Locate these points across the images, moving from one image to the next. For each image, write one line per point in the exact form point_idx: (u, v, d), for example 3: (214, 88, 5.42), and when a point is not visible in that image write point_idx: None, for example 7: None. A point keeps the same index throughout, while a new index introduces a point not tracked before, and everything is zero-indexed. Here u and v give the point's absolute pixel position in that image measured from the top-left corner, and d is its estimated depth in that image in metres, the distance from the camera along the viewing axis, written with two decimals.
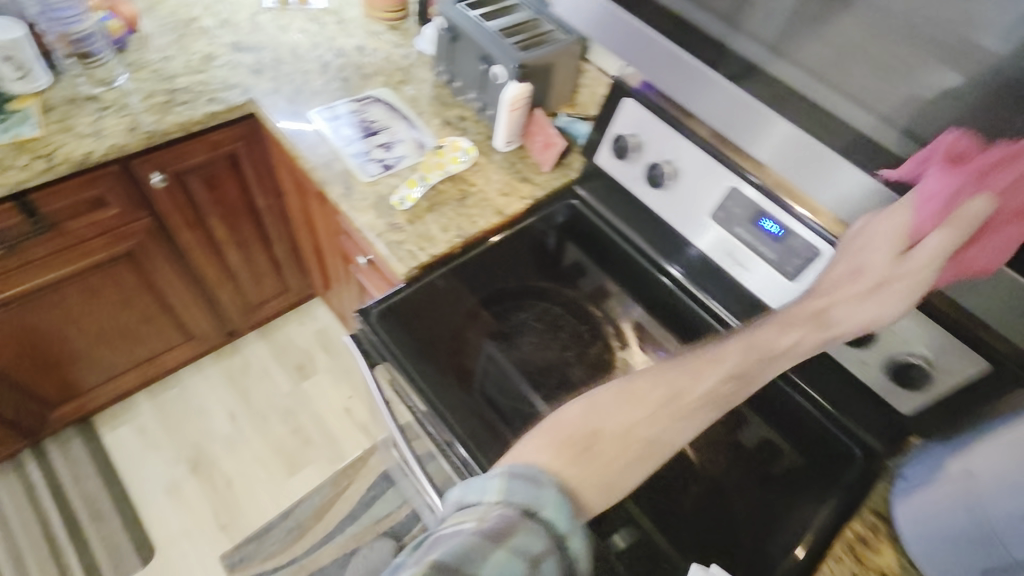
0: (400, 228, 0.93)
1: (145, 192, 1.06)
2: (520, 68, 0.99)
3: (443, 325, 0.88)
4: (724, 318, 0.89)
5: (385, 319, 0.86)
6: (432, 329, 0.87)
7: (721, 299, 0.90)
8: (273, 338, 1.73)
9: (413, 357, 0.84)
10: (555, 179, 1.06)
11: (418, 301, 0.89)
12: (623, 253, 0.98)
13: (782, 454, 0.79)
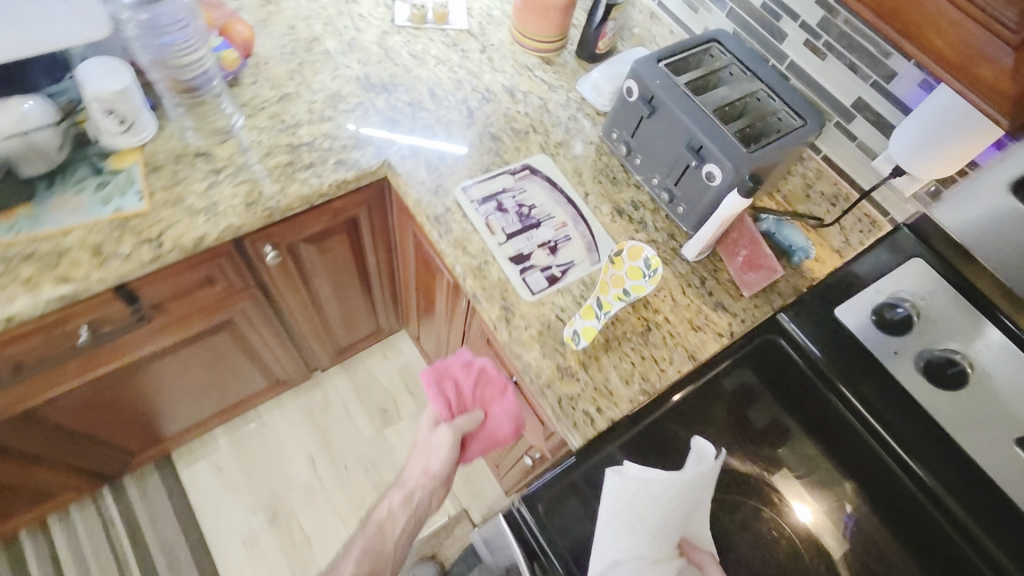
0: (574, 377, 0.74)
1: (255, 267, 0.90)
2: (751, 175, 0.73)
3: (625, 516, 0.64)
4: (963, 494, 0.62)
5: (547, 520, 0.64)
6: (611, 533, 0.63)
7: (1022, 557, 0.59)
8: (356, 371, 1.61)
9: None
10: (755, 309, 0.85)
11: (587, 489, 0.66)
12: (828, 403, 0.69)
13: None
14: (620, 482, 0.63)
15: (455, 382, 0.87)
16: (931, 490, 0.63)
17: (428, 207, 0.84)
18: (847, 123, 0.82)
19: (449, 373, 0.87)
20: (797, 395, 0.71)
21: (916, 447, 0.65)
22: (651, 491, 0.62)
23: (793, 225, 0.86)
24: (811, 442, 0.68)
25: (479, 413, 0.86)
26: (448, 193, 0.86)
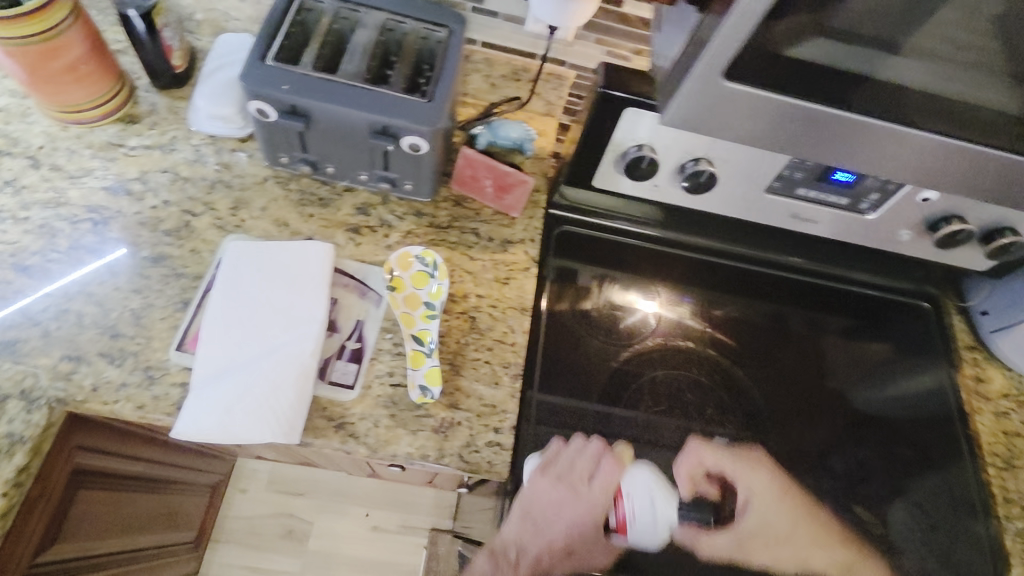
0: (457, 425, 0.68)
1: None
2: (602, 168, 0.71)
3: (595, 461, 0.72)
4: (678, 240, 0.90)
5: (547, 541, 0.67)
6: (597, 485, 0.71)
7: (767, 247, 0.91)
8: (229, 531, 1.35)
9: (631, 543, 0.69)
10: (532, 219, 0.83)
11: None
12: (631, 248, 0.88)
13: (808, 322, 0.92)
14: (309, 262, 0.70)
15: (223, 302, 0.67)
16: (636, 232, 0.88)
17: (158, 405, 0.62)
18: (484, 3, 0.77)
19: (209, 324, 0.65)
20: (605, 255, 0.87)
21: (687, 233, 0.89)
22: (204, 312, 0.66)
23: (501, 122, 0.83)
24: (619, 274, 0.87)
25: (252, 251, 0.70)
26: (166, 368, 0.64)
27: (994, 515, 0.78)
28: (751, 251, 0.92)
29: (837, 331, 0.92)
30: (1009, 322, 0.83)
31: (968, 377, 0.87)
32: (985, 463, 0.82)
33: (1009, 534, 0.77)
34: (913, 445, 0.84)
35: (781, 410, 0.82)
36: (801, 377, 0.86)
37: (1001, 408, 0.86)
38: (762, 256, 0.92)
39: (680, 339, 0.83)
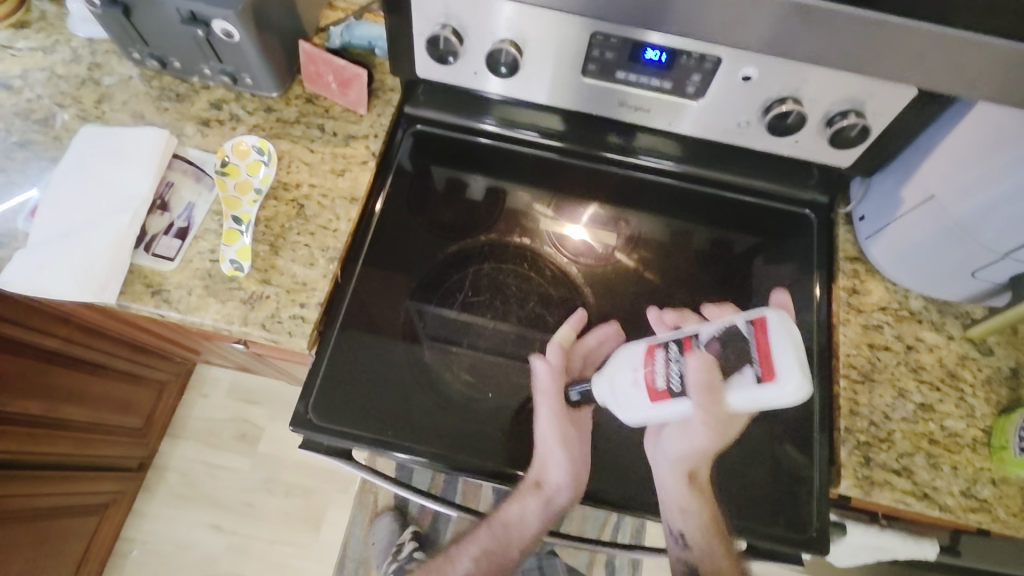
0: (265, 298, 0.72)
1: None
2: (511, 65, 0.70)
3: (408, 344, 0.76)
4: (545, 143, 0.88)
5: (340, 413, 0.71)
6: (406, 365, 0.75)
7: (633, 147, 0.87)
8: (190, 429, 1.50)
9: (428, 432, 0.71)
10: (380, 116, 0.85)
11: (359, 359, 0.74)
12: (488, 149, 0.88)
13: (676, 237, 0.88)
14: (147, 144, 0.76)
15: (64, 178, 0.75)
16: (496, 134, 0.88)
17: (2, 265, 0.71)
18: None
19: (48, 196, 0.73)
20: (456, 156, 0.88)
21: (547, 135, 0.87)
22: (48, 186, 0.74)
23: (361, 22, 0.84)
24: (475, 176, 0.88)
25: (99, 136, 0.77)
26: (16, 234, 0.73)
27: (833, 430, 0.74)
28: (623, 153, 0.88)
29: (709, 240, 0.88)
30: (881, 226, 0.76)
31: (841, 290, 0.81)
32: (838, 375, 0.77)
33: (845, 447, 0.73)
34: None
35: (617, 313, 0.80)
36: (654, 284, 0.84)
37: (873, 321, 0.80)
38: (641, 158, 0.88)
39: (516, 236, 0.84)
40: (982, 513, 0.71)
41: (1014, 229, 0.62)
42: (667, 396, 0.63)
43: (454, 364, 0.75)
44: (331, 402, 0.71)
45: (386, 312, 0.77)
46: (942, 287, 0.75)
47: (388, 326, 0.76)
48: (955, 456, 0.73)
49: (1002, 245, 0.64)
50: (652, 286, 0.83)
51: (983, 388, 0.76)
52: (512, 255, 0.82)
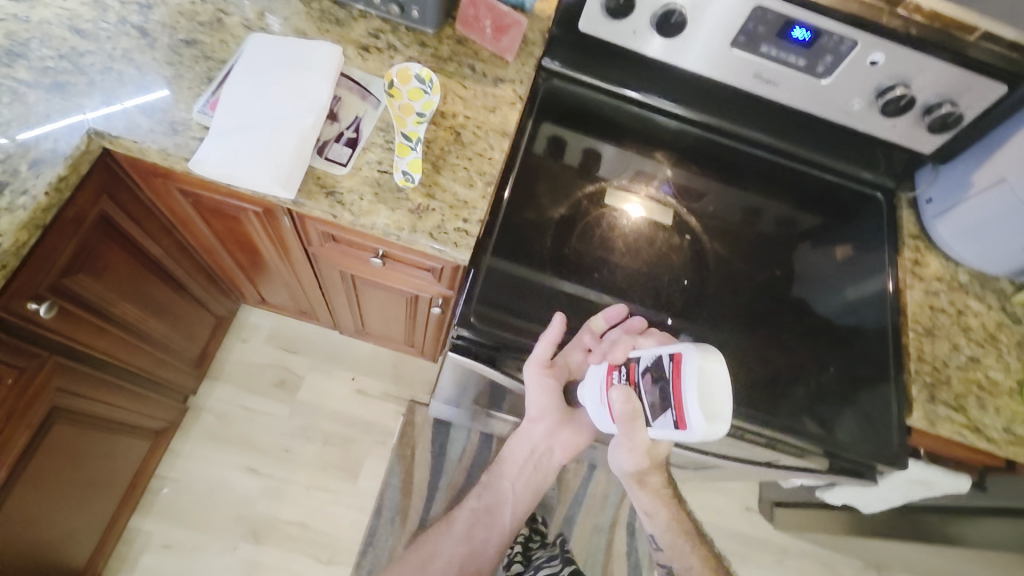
0: (430, 211, 0.78)
1: (24, 330, 0.78)
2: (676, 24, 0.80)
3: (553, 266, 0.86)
4: (663, 111, 0.98)
5: (498, 321, 0.80)
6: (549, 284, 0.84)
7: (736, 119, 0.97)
8: (226, 372, 1.49)
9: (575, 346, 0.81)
10: (524, 65, 0.92)
11: (514, 276, 0.83)
12: (610, 110, 0.98)
13: (764, 208, 1.01)
14: (321, 56, 0.80)
15: (238, 78, 0.77)
16: (620, 96, 0.97)
17: (178, 152, 0.74)
18: None
19: (229, 92, 0.76)
20: (582, 113, 0.98)
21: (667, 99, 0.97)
22: (227, 84, 0.76)
23: None
24: (599, 133, 0.98)
25: (271, 43, 0.80)
26: (189, 124, 0.75)
27: (906, 370, 0.87)
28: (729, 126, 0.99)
29: (791, 212, 1.02)
30: (948, 206, 0.91)
31: (907, 260, 0.95)
32: (907, 329, 0.90)
33: (916, 384, 0.86)
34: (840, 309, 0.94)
35: (713, 268, 0.94)
36: (744, 245, 0.97)
37: (932, 288, 0.94)
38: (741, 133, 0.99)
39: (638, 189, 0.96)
40: (1018, 445, 0.85)
41: None
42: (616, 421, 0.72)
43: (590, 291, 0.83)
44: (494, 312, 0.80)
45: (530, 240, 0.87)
46: (993, 262, 0.91)
47: (537, 252, 0.87)
48: (997, 400, 0.88)
49: None
50: (743, 247, 0.97)
51: (1016, 349, 0.92)
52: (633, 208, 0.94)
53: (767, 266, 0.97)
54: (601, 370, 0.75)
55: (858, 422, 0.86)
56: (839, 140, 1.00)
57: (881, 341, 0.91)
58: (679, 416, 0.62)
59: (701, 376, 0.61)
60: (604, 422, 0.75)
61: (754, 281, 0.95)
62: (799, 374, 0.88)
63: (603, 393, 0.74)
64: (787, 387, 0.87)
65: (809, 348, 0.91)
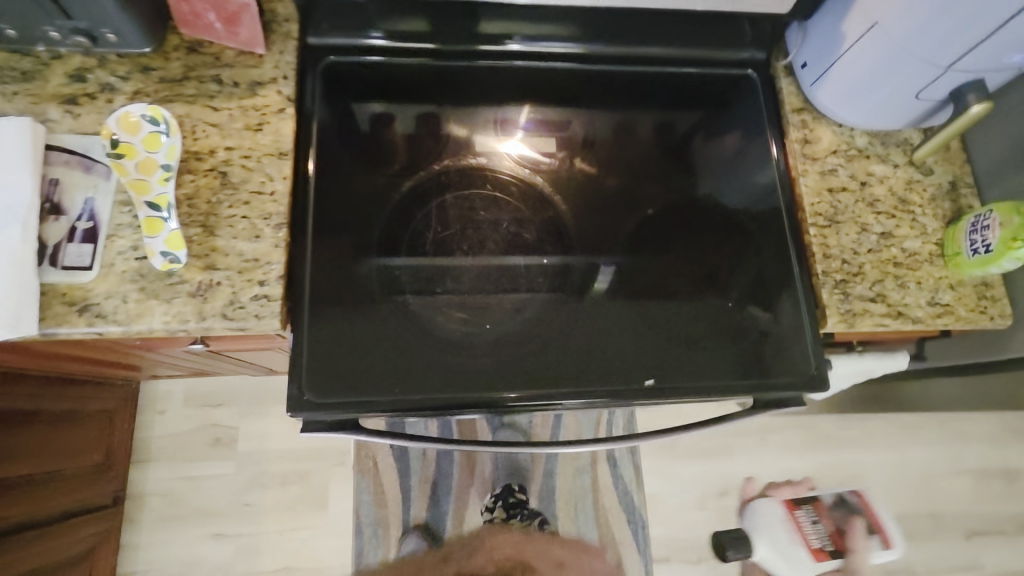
0: (216, 286, 0.64)
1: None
2: None
3: (389, 290, 0.71)
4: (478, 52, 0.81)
5: (334, 384, 0.66)
6: (386, 317, 0.69)
7: (553, 35, 0.80)
8: (156, 450, 1.39)
9: (438, 381, 0.67)
10: (283, 54, 0.73)
11: (342, 323, 0.68)
12: (417, 70, 0.80)
13: (629, 123, 0.86)
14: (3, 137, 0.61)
15: None
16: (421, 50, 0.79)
17: None
18: None
19: None
20: (381, 85, 0.80)
21: (472, 40, 0.80)
22: None
23: None
24: (411, 102, 0.80)
25: None
26: None
27: (812, 274, 0.78)
28: (560, 46, 0.82)
29: (660, 123, 0.87)
30: (825, 67, 0.76)
31: (794, 142, 0.82)
32: (807, 225, 0.80)
33: (826, 288, 0.77)
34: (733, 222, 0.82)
35: (586, 232, 0.78)
36: (616, 180, 0.82)
37: (828, 166, 0.82)
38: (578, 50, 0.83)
39: (469, 157, 0.78)
40: (947, 316, 0.77)
41: (949, 43, 0.63)
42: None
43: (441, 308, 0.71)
44: (325, 375, 0.66)
45: (355, 263, 0.71)
46: (889, 117, 0.78)
47: (361, 285, 0.70)
48: (918, 273, 0.79)
49: (941, 60, 0.66)
50: (614, 184, 0.82)
51: (930, 206, 0.82)
52: (470, 183, 0.77)
53: (640, 193, 0.82)
54: None
55: (774, 345, 0.76)
56: (689, 20, 0.83)
57: (784, 246, 0.80)
58: None
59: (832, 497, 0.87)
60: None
61: (627, 225, 0.80)
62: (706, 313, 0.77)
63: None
64: (696, 337, 0.75)
65: (704, 284, 0.79)
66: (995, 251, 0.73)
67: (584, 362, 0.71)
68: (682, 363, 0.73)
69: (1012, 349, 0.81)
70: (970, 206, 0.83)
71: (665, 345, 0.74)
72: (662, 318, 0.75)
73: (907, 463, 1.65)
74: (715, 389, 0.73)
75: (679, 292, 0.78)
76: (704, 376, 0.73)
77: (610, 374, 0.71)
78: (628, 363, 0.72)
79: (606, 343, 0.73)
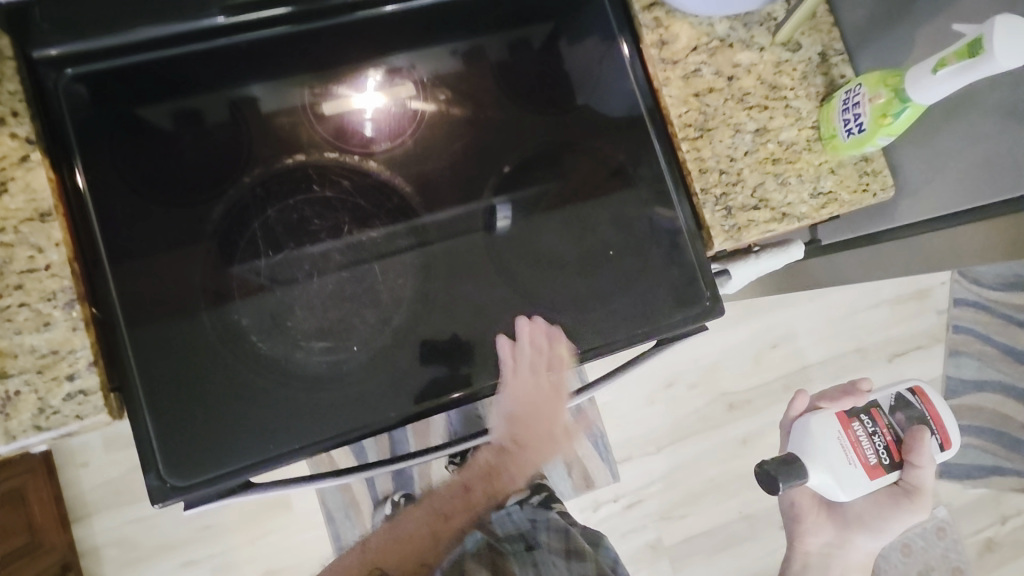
0: (17, 395, 0.54)
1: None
2: None
3: (233, 337, 0.62)
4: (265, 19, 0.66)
5: (202, 458, 0.59)
6: (239, 368, 0.61)
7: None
8: (94, 504, 1.33)
9: (316, 419, 0.62)
10: (2, 84, 0.58)
11: (188, 390, 0.60)
12: (193, 59, 0.65)
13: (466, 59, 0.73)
14: None
15: None
16: (190, 34, 0.64)
17: None
18: None
19: None
20: (146, 87, 0.64)
21: (240, 8, 0.65)
22: None
23: None
24: (198, 98, 0.66)
25: None
26: None
27: (689, 194, 0.73)
28: None
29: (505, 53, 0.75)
30: None
31: (651, 47, 0.73)
32: (679, 142, 0.73)
33: (708, 207, 0.72)
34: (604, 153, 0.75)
35: (443, 210, 0.69)
36: (465, 136, 0.72)
37: (691, 66, 0.74)
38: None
39: (286, 155, 0.66)
40: (831, 204, 0.75)
41: None
42: (880, 466, 0.90)
43: (301, 340, 0.63)
44: (187, 452, 0.59)
45: (184, 315, 0.61)
46: (739, 2, 0.68)
47: (197, 342, 0.61)
48: (797, 165, 0.75)
49: None
50: (465, 143, 0.72)
51: (803, 86, 0.75)
52: (297, 185, 0.66)
53: (495, 143, 0.73)
54: (836, 422, 0.88)
55: (666, 279, 0.72)
56: None
57: (660, 169, 0.74)
58: (944, 438, 0.91)
59: (941, 401, 0.93)
60: (861, 472, 0.88)
61: (486, 192, 0.71)
62: (592, 263, 0.72)
63: (852, 437, 0.88)
64: (584, 293, 0.71)
65: (584, 235, 0.73)
66: (870, 131, 0.68)
67: (467, 355, 0.66)
68: (575, 325, 0.70)
69: (902, 219, 0.79)
70: (842, 76, 0.76)
71: (553, 311, 0.70)
72: (546, 283, 0.70)
73: (829, 308, 1.73)
74: (612, 343, 0.70)
75: (561, 249, 0.71)
76: (598, 331, 0.70)
77: (500, 358, 0.67)
78: (516, 344, 0.68)
79: (491, 326, 0.68)
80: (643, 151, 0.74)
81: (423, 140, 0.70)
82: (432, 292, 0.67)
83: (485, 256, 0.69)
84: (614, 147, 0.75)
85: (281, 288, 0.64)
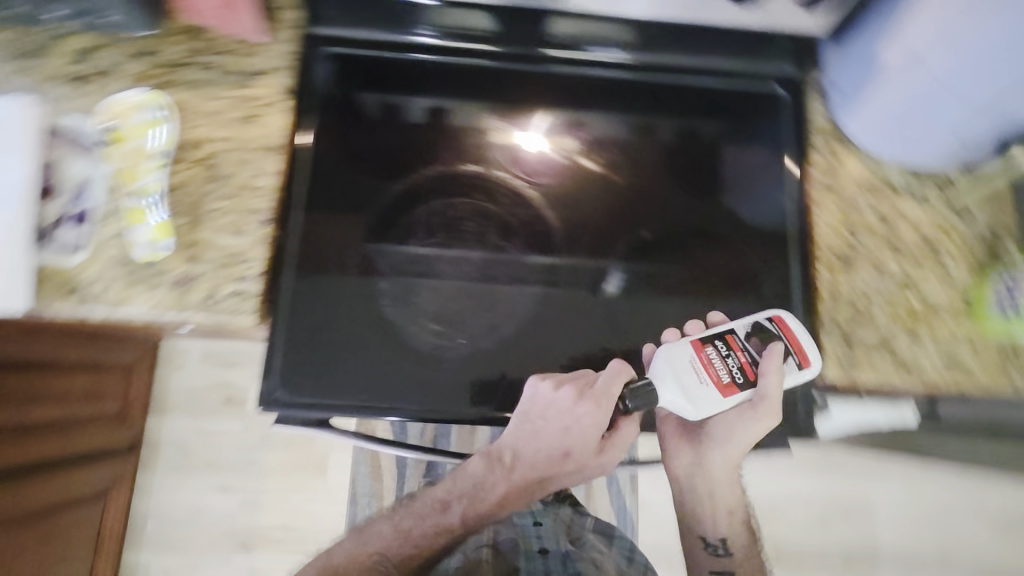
0: (197, 278, 0.65)
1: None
2: None
3: (367, 295, 0.70)
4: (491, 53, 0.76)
5: (307, 384, 0.67)
6: (365, 320, 0.70)
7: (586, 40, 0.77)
8: (173, 402, 1.47)
9: (406, 389, 0.68)
10: (284, 43, 0.72)
11: (319, 324, 0.69)
12: (423, 66, 0.77)
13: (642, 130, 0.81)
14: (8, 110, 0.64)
15: None
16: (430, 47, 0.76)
17: None
18: None
19: None
20: (381, 77, 0.78)
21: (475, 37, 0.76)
22: None
23: None
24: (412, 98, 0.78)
25: None
26: None
27: (815, 314, 0.72)
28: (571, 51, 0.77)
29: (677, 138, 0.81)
30: (857, 98, 0.72)
31: (816, 169, 0.76)
32: (816, 265, 0.74)
33: (827, 333, 0.71)
34: (739, 251, 0.78)
35: (578, 252, 0.75)
36: (618, 194, 0.78)
37: (851, 199, 0.75)
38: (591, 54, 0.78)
39: (463, 164, 0.76)
40: (960, 376, 0.70)
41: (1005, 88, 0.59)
42: (735, 389, 0.66)
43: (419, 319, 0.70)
44: (299, 374, 0.67)
45: (341, 262, 0.71)
46: (922, 151, 0.72)
47: (340, 289, 0.70)
48: (934, 326, 0.72)
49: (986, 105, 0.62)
50: (617, 201, 0.78)
51: (961, 251, 0.74)
52: (464, 191, 0.76)
53: (642, 210, 0.78)
54: None
55: None
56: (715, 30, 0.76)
57: (791, 282, 0.75)
58: None
59: None
60: None
61: (618, 249, 0.76)
62: None
63: (703, 365, 0.67)
64: None
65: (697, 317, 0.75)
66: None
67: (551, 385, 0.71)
68: None
69: None
70: (1008, 252, 0.74)
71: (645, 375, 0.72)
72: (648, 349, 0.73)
73: (920, 497, 1.57)
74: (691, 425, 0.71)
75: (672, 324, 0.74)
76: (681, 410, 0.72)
77: None
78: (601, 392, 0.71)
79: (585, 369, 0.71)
80: (779, 262, 0.76)
81: (582, 188, 0.77)
82: (542, 318, 0.72)
83: (601, 305, 0.74)
84: (752, 249, 0.78)
85: (420, 270, 0.72)
